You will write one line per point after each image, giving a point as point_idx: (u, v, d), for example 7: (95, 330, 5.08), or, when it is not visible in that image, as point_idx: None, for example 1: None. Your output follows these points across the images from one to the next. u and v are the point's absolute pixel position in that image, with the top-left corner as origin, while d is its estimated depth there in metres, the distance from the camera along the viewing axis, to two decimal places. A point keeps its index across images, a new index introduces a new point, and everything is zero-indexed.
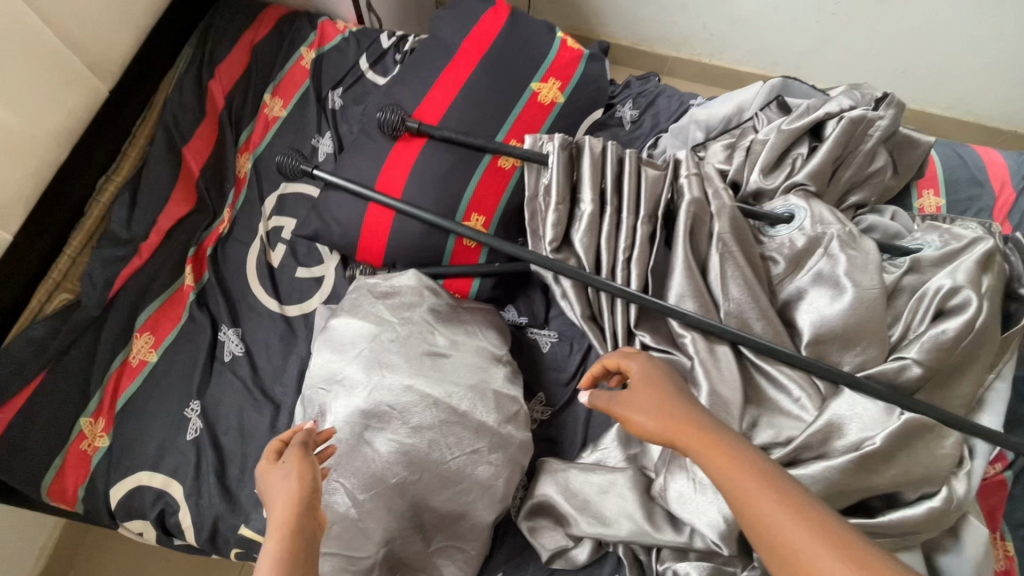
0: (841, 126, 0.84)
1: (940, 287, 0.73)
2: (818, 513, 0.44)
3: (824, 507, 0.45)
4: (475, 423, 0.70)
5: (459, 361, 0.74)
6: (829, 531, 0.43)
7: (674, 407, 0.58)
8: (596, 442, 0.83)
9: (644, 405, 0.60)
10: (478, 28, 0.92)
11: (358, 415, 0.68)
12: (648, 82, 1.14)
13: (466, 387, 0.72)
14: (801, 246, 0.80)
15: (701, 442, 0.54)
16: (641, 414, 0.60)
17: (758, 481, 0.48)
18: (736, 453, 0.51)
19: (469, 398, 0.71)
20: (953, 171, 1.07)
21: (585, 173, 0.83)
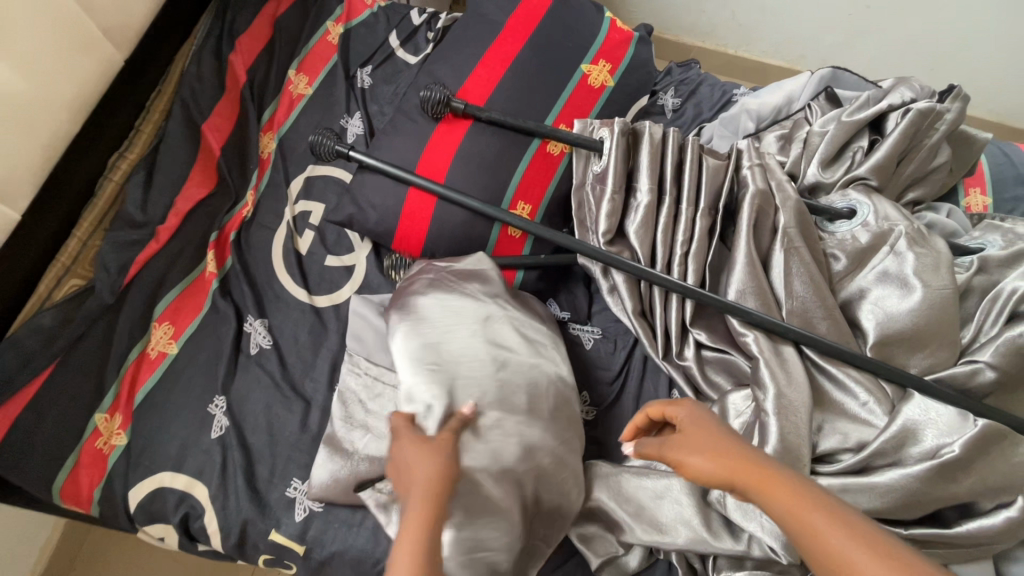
0: (908, 119, 0.80)
1: (1015, 289, 0.70)
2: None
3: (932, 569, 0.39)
4: (568, 419, 0.68)
5: (546, 356, 0.72)
6: None
7: (735, 450, 0.51)
8: None
9: (701, 449, 0.53)
10: (525, 4, 0.87)
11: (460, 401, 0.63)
12: (689, 69, 1.09)
13: (558, 384, 0.70)
14: (865, 242, 0.77)
15: (773, 491, 0.47)
16: (693, 456, 0.53)
17: (843, 527, 0.43)
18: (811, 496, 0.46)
19: (560, 396, 0.69)
20: (998, 170, 1.05)
21: (643, 161, 0.78)
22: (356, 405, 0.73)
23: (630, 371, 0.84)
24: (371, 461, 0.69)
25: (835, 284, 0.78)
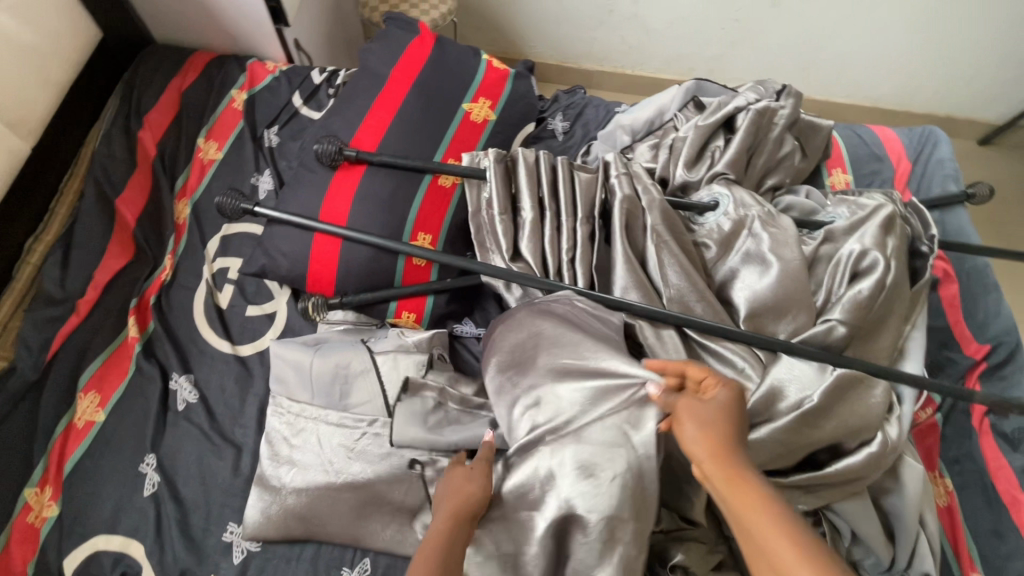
0: (749, 118, 0.93)
1: (851, 252, 0.81)
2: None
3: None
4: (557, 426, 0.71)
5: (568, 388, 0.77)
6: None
7: (730, 434, 0.53)
8: None
9: (706, 418, 0.54)
10: (405, 56, 0.96)
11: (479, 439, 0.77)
12: (575, 95, 1.20)
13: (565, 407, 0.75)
14: (727, 229, 0.87)
15: (741, 478, 0.50)
16: (687, 438, 0.54)
17: (789, 535, 0.45)
18: (776, 513, 0.47)
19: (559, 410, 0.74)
20: (855, 150, 1.19)
21: (522, 183, 0.87)
22: (281, 442, 0.78)
23: None
24: (298, 493, 0.74)
25: (710, 269, 0.87)
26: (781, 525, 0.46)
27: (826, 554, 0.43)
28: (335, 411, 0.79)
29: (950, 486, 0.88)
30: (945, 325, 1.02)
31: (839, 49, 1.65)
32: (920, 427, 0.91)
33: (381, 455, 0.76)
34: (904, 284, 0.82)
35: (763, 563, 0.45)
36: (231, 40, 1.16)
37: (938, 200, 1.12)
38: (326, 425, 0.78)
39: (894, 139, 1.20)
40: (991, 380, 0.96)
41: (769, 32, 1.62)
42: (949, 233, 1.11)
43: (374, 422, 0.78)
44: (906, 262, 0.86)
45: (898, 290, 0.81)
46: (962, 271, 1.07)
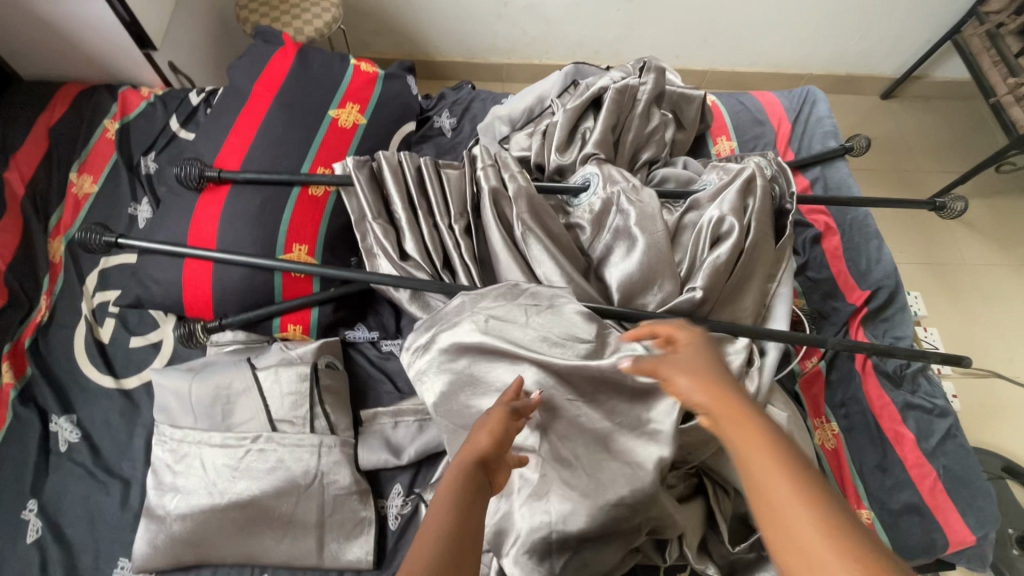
0: (610, 98, 0.95)
1: (711, 219, 0.83)
2: (836, 515, 0.39)
3: (845, 511, 0.40)
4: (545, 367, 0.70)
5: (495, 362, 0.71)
6: (837, 528, 0.38)
7: (720, 383, 0.53)
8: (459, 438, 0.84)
9: (690, 368, 0.55)
10: (267, 70, 0.96)
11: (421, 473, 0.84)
12: (461, 90, 1.21)
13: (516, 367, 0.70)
14: (598, 208, 0.89)
15: (728, 415, 0.49)
16: (683, 389, 0.54)
17: (784, 468, 0.43)
18: (789, 471, 0.43)
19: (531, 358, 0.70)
20: (738, 117, 1.22)
21: (390, 185, 0.87)
22: (165, 470, 0.77)
23: None
24: (182, 519, 0.74)
25: (586, 249, 0.90)
26: (789, 481, 0.42)
27: (840, 516, 0.39)
28: (218, 432, 0.78)
29: (836, 429, 0.91)
30: (829, 277, 1.06)
31: (732, 19, 1.69)
32: (807, 376, 0.95)
33: (267, 469, 0.76)
34: (766, 243, 0.86)
35: (774, 526, 0.41)
36: (100, 70, 1.13)
37: (819, 156, 1.16)
38: (209, 447, 0.77)
39: (774, 103, 1.24)
40: (874, 323, 1.01)
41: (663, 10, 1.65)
42: (832, 187, 1.15)
43: (257, 438, 0.78)
44: (772, 221, 0.89)
45: (758, 251, 0.85)
46: (844, 222, 1.12)
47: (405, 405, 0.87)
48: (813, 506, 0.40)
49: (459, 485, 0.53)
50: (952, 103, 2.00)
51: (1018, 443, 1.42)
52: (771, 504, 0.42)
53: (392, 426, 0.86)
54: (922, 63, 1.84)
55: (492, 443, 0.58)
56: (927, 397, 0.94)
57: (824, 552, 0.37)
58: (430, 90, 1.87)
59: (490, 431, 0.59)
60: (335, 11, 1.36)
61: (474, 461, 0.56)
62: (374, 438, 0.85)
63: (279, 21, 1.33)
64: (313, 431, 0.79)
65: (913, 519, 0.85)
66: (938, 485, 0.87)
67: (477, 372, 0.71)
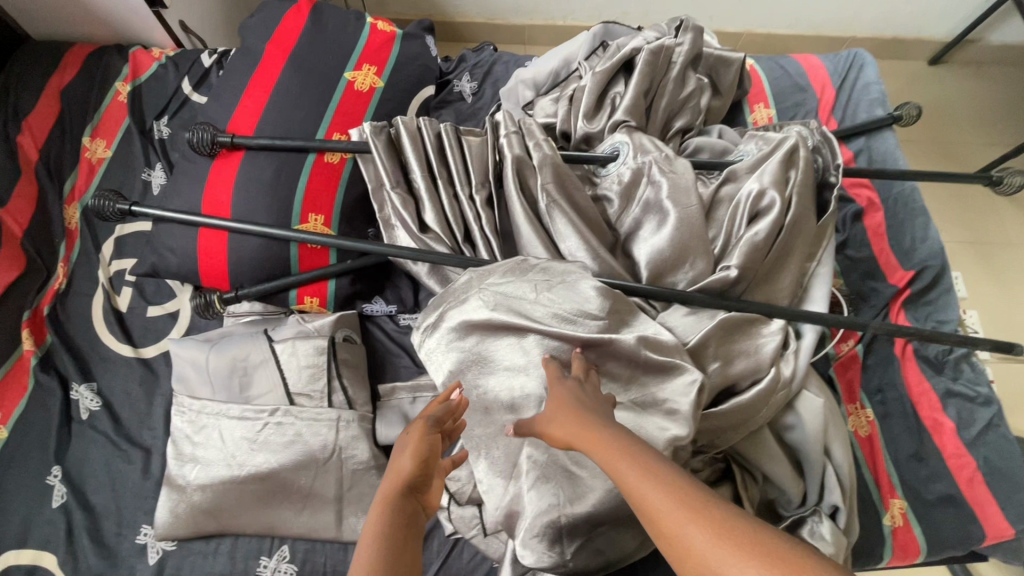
0: (643, 60, 0.88)
1: (750, 192, 0.78)
2: (713, 509, 0.40)
3: (720, 501, 0.41)
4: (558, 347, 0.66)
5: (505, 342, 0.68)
6: (722, 523, 0.39)
7: (589, 418, 0.53)
8: None
9: (560, 414, 0.54)
10: (280, 29, 0.91)
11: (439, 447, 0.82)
12: (482, 53, 1.15)
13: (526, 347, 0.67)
14: (627, 179, 0.83)
15: (602, 450, 0.49)
16: (562, 437, 0.53)
17: (660, 485, 0.43)
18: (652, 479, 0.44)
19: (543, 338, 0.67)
20: (778, 83, 1.14)
21: (409, 153, 0.83)
22: (184, 441, 0.77)
23: None
24: (202, 490, 0.74)
25: (614, 222, 0.85)
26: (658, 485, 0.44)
27: (716, 510, 0.40)
28: (236, 404, 0.77)
29: (871, 416, 0.87)
30: (870, 256, 1.00)
31: None
32: (842, 359, 0.91)
33: (285, 443, 0.75)
34: (807, 219, 0.80)
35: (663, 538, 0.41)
36: (110, 29, 1.09)
37: (865, 126, 1.08)
38: (227, 419, 0.77)
39: (818, 68, 1.15)
40: (916, 306, 0.95)
41: None
42: (877, 159, 1.07)
43: (275, 411, 0.77)
44: (814, 196, 0.83)
45: (798, 229, 0.79)
46: (888, 198, 1.05)
47: (423, 381, 0.85)
48: (693, 510, 0.40)
49: (386, 521, 0.47)
50: (1008, 69, 1.86)
51: None
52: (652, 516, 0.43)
53: (410, 402, 0.84)
54: (978, 25, 1.70)
55: (416, 466, 0.52)
56: (970, 384, 0.89)
57: (716, 551, 0.37)
58: (450, 52, 1.80)
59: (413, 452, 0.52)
60: None
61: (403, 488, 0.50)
62: (391, 413, 0.83)
63: None
64: (331, 405, 0.78)
65: (948, 510, 0.82)
66: (977, 476, 0.83)
67: (486, 350, 0.68)
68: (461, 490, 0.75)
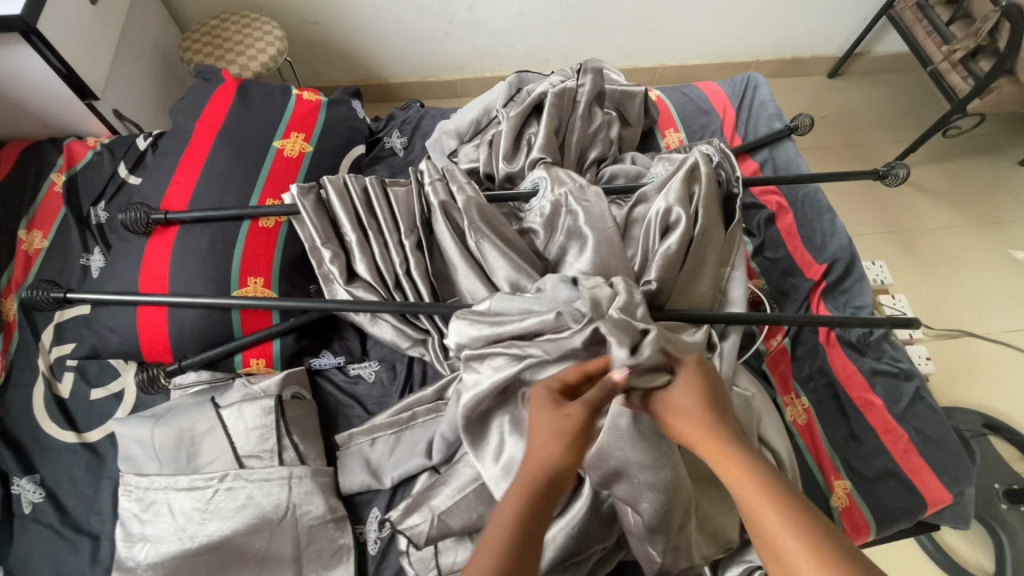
0: (550, 102, 0.96)
1: (658, 210, 0.85)
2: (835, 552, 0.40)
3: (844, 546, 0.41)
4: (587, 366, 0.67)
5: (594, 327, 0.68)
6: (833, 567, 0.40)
7: (710, 425, 0.51)
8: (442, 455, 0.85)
9: (680, 410, 0.53)
10: (208, 109, 0.96)
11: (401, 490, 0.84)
12: (409, 110, 1.22)
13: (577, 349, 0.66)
14: (548, 211, 0.90)
15: (720, 455, 0.49)
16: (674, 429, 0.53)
17: (784, 517, 0.43)
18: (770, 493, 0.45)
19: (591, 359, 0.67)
20: (683, 108, 1.24)
21: (337, 209, 0.86)
22: (132, 521, 0.75)
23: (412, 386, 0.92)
24: (153, 568, 0.72)
25: (542, 252, 0.90)
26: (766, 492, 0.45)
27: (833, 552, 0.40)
28: (185, 475, 0.77)
29: (807, 403, 0.92)
30: (788, 255, 1.07)
31: (675, 14, 1.74)
32: (773, 354, 0.96)
33: (237, 508, 0.75)
34: (715, 229, 0.88)
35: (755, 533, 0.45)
36: (43, 124, 1.12)
37: (765, 138, 1.18)
38: (176, 492, 0.76)
39: (718, 92, 1.27)
40: (836, 295, 1.03)
41: (605, 13, 1.69)
42: (782, 167, 1.17)
43: (224, 477, 0.76)
44: (720, 206, 0.92)
45: (708, 238, 0.86)
46: (797, 200, 1.14)
47: (377, 421, 0.87)
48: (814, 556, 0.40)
49: (523, 511, 0.50)
50: (898, 74, 2.06)
51: (992, 398, 1.45)
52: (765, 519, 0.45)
53: (370, 445, 0.86)
54: (862, 39, 1.90)
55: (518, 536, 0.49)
56: (892, 361, 0.96)
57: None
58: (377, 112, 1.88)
59: (549, 428, 0.53)
60: (279, 45, 1.38)
61: (539, 477, 0.51)
62: (353, 460, 0.85)
63: (223, 59, 1.34)
64: (282, 463, 0.79)
65: (893, 484, 0.86)
66: (911, 447, 0.88)
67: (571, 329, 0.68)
68: (416, 530, 0.71)
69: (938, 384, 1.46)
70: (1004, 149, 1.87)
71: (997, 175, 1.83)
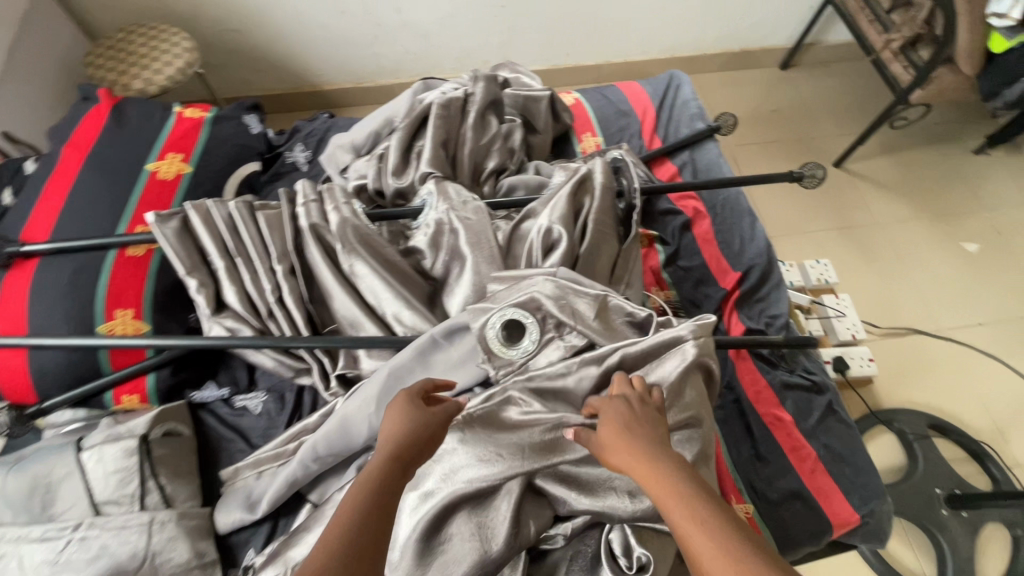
0: (436, 114, 0.93)
1: (540, 228, 0.80)
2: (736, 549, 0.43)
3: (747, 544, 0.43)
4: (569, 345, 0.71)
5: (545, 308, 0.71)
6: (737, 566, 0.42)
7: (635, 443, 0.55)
8: (322, 492, 0.80)
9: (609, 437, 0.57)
10: (77, 131, 0.91)
11: (276, 529, 0.80)
12: (316, 122, 1.18)
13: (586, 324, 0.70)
14: (431, 232, 0.84)
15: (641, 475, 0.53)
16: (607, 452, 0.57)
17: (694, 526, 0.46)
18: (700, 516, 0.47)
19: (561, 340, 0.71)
20: (602, 111, 1.20)
21: (202, 237, 0.81)
22: None
23: (299, 415, 0.88)
24: None
25: (428, 272, 0.86)
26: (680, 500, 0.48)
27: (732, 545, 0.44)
28: (38, 525, 0.73)
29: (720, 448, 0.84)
30: (702, 263, 1.02)
31: (613, 11, 1.68)
32: None
33: (88, 560, 0.70)
34: (606, 243, 0.84)
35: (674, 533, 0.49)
36: None
37: (685, 139, 1.13)
38: (27, 544, 0.71)
39: (639, 92, 1.22)
40: (750, 304, 0.98)
41: (540, 12, 1.64)
42: (701, 170, 1.12)
43: (78, 526, 0.72)
44: (615, 219, 0.88)
45: (599, 253, 0.82)
46: (715, 205, 1.09)
47: (262, 453, 0.82)
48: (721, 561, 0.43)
49: (377, 481, 0.52)
50: (852, 65, 2.01)
51: (940, 398, 1.41)
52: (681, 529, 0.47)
53: (256, 478, 0.81)
54: (811, 29, 1.84)
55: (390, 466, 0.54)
56: (806, 373, 0.93)
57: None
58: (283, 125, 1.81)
59: (411, 416, 0.59)
60: (187, 57, 1.33)
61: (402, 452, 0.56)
62: (235, 495, 0.80)
63: (126, 74, 1.29)
64: (143, 509, 0.74)
65: (799, 506, 0.82)
66: (818, 465, 0.85)
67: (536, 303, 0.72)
68: None
69: (883, 385, 1.42)
70: (958, 138, 1.83)
71: (951, 165, 1.79)
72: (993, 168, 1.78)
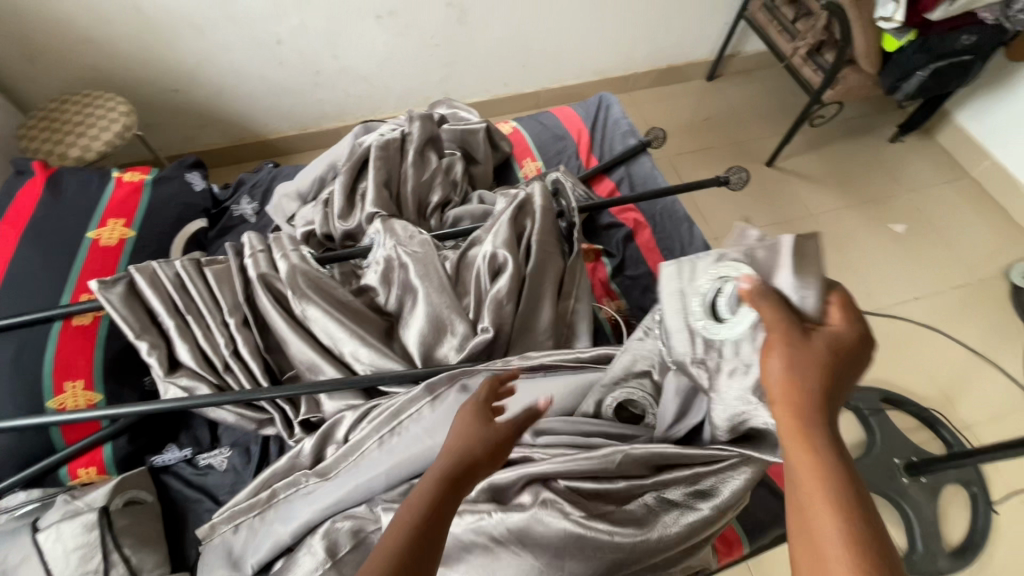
0: (375, 155, 0.96)
1: (486, 255, 0.84)
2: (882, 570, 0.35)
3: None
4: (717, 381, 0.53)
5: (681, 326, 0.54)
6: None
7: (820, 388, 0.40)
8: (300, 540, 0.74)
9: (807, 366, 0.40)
10: (12, 209, 0.91)
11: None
12: (260, 174, 1.20)
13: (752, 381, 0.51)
14: (381, 269, 0.86)
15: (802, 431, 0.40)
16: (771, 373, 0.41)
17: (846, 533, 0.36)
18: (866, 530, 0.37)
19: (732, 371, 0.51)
20: (540, 137, 1.25)
21: (150, 298, 0.81)
22: None
23: (266, 465, 0.87)
24: None
25: (383, 307, 0.88)
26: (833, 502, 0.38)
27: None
28: None
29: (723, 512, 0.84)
30: (648, 270, 1.07)
31: (544, 40, 1.77)
32: None
33: None
34: (551, 261, 0.88)
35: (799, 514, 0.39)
36: None
37: (619, 156, 1.19)
38: None
39: (572, 116, 1.28)
40: None
41: (474, 48, 1.71)
42: (638, 183, 1.18)
43: None
44: (557, 237, 0.92)
45: (542, 272, 0.86)
46: (654, 214, 1.15)
47: (237, 503, 0.77)
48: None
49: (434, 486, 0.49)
50: (771, 71, 2.16)
51: (889, 372, 1.49)
52: (813, 538, 0.38)
53: (233, 532, 0.76)
54: (728, 42, 1.98)
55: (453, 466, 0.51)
56: None
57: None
58: (227, 178, 1.81)
59: (472, 429, 0.54)
60: (125, 120, 1.33)
61: (443, 479, 0.49)
62: (215, 553, 0.75)
63: (62, 143, 1.28)
64: None
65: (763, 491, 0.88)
66: None
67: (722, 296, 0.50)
68: None
69: None
70: (874, 129, 1.98)
71: (871, 154, 1.93)
72: (907, 153, 1.93)
